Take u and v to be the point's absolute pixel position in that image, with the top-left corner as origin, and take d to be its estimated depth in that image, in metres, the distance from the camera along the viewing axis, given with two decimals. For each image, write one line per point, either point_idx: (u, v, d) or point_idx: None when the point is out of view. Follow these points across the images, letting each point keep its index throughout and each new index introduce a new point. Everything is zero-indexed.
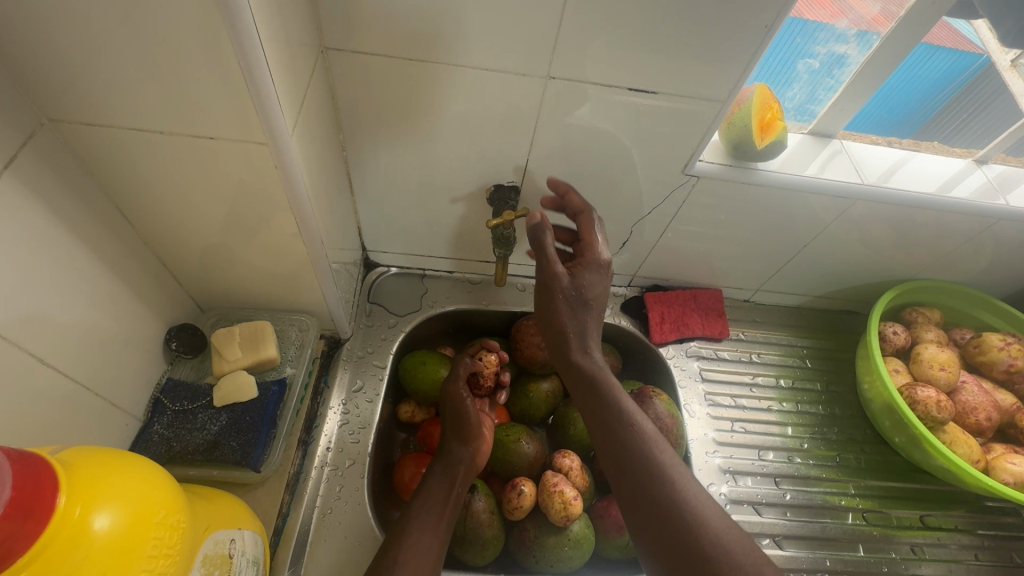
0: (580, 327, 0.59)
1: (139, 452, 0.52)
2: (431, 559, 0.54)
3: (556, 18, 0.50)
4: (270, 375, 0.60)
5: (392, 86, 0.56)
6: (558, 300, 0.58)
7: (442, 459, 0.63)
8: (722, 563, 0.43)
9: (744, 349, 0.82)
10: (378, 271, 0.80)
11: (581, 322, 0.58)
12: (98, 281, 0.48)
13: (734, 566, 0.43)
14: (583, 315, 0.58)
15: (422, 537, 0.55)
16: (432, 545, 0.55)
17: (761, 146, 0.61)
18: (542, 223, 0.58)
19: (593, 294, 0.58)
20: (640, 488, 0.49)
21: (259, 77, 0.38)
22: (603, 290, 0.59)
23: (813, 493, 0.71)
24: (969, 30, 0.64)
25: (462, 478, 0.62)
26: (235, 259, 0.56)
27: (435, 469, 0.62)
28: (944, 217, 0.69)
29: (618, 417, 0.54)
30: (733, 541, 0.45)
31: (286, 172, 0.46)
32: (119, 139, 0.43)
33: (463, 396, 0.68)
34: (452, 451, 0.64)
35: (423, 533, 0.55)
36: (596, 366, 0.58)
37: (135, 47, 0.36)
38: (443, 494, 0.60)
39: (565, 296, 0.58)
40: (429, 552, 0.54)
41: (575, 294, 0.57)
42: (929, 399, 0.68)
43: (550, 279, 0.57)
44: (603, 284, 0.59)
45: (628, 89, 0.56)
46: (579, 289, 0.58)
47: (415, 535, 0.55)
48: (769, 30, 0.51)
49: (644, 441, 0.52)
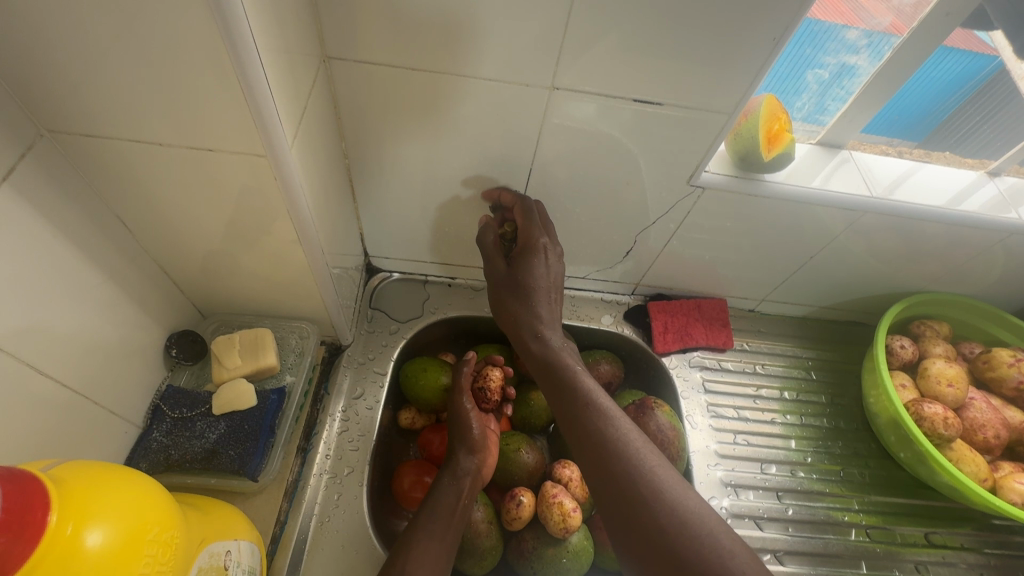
0: (533, 313, 0.61)
1: (137, 460, 0.52)
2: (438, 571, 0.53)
3: (561, 27, 0.49)
4: (269, 382, 0.60)
5: (394, 95, 0.56)
6: (505, 292, 0.63)
7: (450, 472, 0.63)
8: (677, 533, 0.44)
9: (748, 360, 0.82)
10: (380, 276, 0.80)
11: (531, 307, 0.61)
12: (98, 289, 0.48)
13: (689, 535, 0.44)
14: (531, 300, 0.61)
15: (430, 547, 0.55)
16: (439, 557, 0.54)
17: (767, 159, 0.61)
18: (482, 227, 0.66)
19: (539, 278, 0.61)
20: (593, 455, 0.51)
21: (258, 90, 0.38)
22: (546, 270, 0.61)
23: (816, 508, 0.70)
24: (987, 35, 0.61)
25: (467, 490, 0.62)
26: (235, 267, 0.56)
27: (442, 480, 0.62)
28: (955, 230, 0.68)
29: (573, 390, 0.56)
30: (688, 509, 0.46)
31: (286, 183, 0.45)
32: (117, 150, 0.42)
33: (465, 407, 0.67)
34: (459, 463, 0.64)
35: (430, 545, 0.55)
36: (552, 347, 0.60)
37: (133, 60, 0.36)
38: (450, 506, 0.59)
39: (510, 288, 0.62)
40: (436, 564, 0.54)
41: (516, 283, 0.62)
42: (935, 416, 0.67)
43: (494, 276, 0.64)
44: (544, 264, 0.61)
45: (633, 99, 0.55)
46: (522, 278, 0.61)
47: (425, 547, 0.54)
48: (777, 42, 0.50)
49: (596, 409, 0.54)
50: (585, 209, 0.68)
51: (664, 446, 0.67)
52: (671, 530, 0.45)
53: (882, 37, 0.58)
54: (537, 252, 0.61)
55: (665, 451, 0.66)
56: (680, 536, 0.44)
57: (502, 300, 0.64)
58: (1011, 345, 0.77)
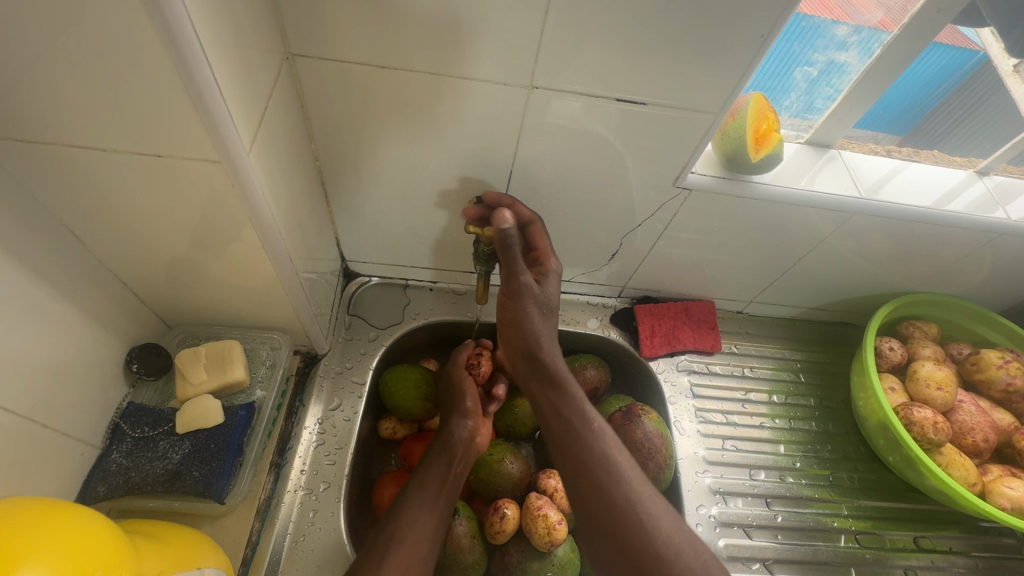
0: (545, 332, 0.60)
1: (95, 484, 0.49)
2: (426, 541, 0.55)
3: (540, 23, 0.47)
4: (238, 399, 0.57)
5: (364, 95, 0.53)
6: (525, 305, 0.59)
7: (441, 440, 0.62)
8: (675, 564, 0.48)
9: (736, 363, 0.80)
10: (358, 281, 0.77)
11: (546, 327, 0.60)
12: (47, 304, 0.45)
13: (686, 567, 0.48)
14: (548, 320, 0.60)
15: (420, 514, 0.56)
16: (429, 527, 0.56)
17: (756, 160, 0.59)
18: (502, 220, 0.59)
19: (553, 300, 0.61)
20: (596, 491, 0.52)
21: (207, 92, 0.36)
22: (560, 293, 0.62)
23: (806, 515, 0.69)
24: (973, 35, 0.60)
25: (459, 459, 0.62)
26: (199, 276, 0.53)
27: (432, 450, 0.62)
28: (944, 230, 0.67)
29: (578, 422, 0.56)
30: (683, 540, 0.50)
31: (246, 191, 0.43)
32: (58, 157, 0.39)
33: (462, 378, 0.68)
34: (451, 431, 0.63)
35: (419, 511, 0.56)
36: (562, 369, 0.59)
37: (68, 60, 0.33)
38: (439, 477, 0.60)
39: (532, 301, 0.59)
40: (425, 536, 0.55)
41: (539, 300, 0.59)
42: (925, 421, 0.66)
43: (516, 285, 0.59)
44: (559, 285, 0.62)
45: (616, 99, 0.53)
46: (544, 295, 0.60)
47: (415, 519, 0.55)
48: (765, 40, 0.48)
49: (600, 442, 0.55)
50: (568, 211, 0.66)
51: (652, 454, 0.65)
52: (668, 560, 0.48)
53: (871, 34, 0.56)
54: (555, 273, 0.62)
55: (652, 460, 0.65)
56: (678, 568, 0.48)
57: (517, 312, 0.60)
58: (999, 346, 0.76)
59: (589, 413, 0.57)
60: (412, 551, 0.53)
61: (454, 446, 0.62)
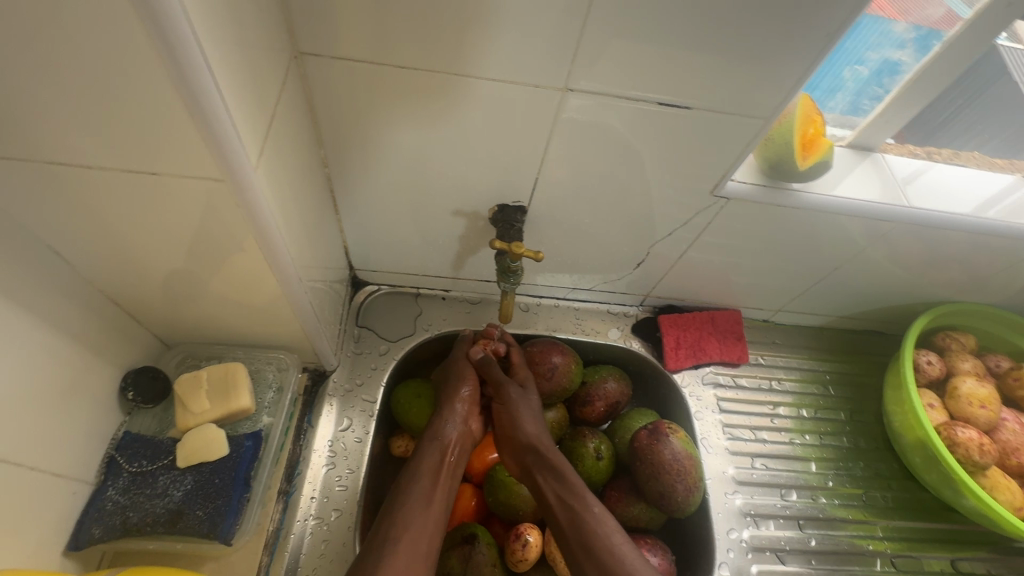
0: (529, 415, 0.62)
1: (89, 524, 0.46)
2: (426, 537, 0.51)
3: (574, 18, 0.42)
4: (244, 426, 0.53)
5: (379, 98, 0.48)
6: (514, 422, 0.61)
7: (433, 429, 0.60)
8: None
9: (763, 375, 0.77)
10: (366, 290, 0.72)
11: (528, 407, 0.62)
12: (27, 333, 0.41)
13: None
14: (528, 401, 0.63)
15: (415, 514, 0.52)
16: (428, 523, 0.52)
17: (804, 168, 0.55)
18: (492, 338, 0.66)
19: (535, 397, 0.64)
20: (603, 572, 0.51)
21: (208, 102, 0.31)
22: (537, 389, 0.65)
23: (839, 537, 0.67)
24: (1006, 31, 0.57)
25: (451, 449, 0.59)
26: (198, 295, 0.49)
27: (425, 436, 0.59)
28: (992, 241, 0.63)
29: (579, 504, 0.55)
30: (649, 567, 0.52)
31: (252, 211, 0.39)
32: (36, 174, 0.35)
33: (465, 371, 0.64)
34: (444, 422, 0.60)
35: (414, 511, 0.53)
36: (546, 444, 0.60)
37: (45, 70, 0.29)
38: (435, 467, 0.57)
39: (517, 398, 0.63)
40: (425, 531, 0.52)
41: (522, 399, 0.63)
42: (970, 442, 0.64)
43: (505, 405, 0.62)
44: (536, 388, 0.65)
45: (656, 102, 0.49)
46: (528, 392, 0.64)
47: (413, 513, 0.52)
48: (831, 39, 0.44)
49: (602, 527, 0.54)
50: (593, 220, 0.62)
51: (681, 477, 0.61)
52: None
53: (930, 31, 0.53)
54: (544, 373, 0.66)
55: (681, 483, 0.61)
56: None
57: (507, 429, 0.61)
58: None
59: (589, 496, 0.56)
60: (411, 548, 0.50)
61: (447, 437, 0.59)
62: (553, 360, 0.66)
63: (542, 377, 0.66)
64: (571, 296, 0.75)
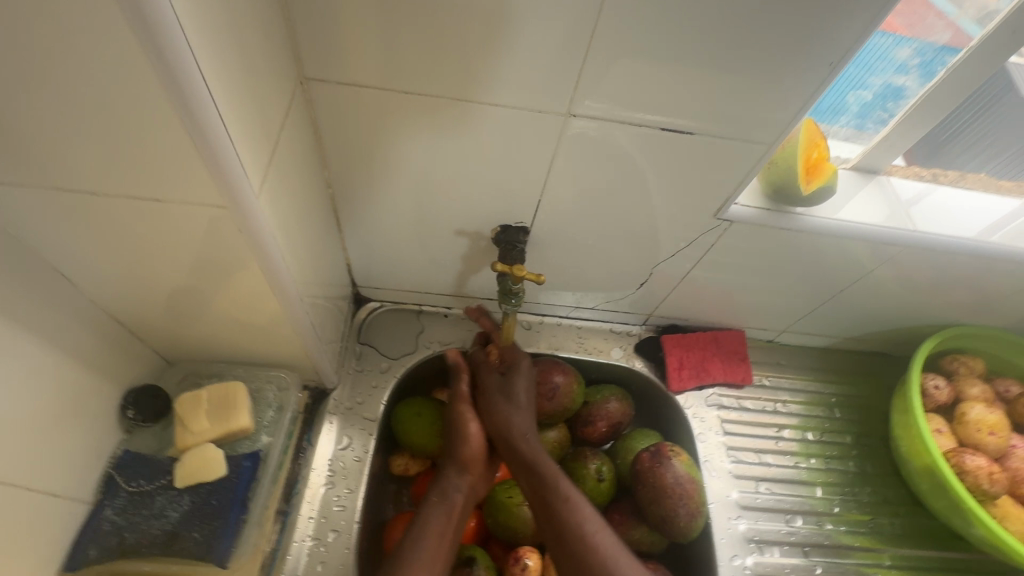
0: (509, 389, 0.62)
1: (86, 545, 0.46)
2: None
3: (578, 42, 0.43)
4: (243, 446, 0.53)
5: (384, 122, 0.49)
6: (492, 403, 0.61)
7: (438, 490, 0.57)
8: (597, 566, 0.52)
9: (768, 397, 0.76)
10: (368, 308, 0.72)
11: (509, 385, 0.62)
12: (29, 352, 0.41)
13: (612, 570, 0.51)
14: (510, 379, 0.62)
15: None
16: None
17: (807, 192, 0.55)
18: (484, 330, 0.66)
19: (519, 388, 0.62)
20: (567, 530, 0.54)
21: (212, 133, 0.32)
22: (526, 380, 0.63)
23: (845, 565, 0.66)
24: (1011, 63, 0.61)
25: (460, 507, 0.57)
26: (201, 315, 0.49)
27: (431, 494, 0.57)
28: (1001, 265, 0.62)
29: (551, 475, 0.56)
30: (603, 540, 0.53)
31: (253, 235, 0.39)
32: (41, 197, 0.36)
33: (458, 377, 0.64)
34: (449, 482, 0.58)
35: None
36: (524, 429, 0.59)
37: (52, 98, 0.29)
38: (440, 529, 0.54)
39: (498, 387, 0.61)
40: None
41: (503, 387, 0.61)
42: (979, 470, 0.63)
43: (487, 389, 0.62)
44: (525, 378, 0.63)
45: (659, 128, 0.49)
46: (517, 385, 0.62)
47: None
48: (834, 67, 0.44)
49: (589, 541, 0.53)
50: (596, 240, 0.62)
51: (683, 500, 0.60)
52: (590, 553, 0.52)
53: (936, 56, 0.53)
54: (550, 394, 0.65)
55: (684, 507, 0.60)
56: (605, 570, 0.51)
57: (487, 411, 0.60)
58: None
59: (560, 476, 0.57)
60: None
61: (454, 498, 0.57)
62: (554, 381, 0.65)
63: (544, 397, 0.65)
64: (573, 314, 0.75)
